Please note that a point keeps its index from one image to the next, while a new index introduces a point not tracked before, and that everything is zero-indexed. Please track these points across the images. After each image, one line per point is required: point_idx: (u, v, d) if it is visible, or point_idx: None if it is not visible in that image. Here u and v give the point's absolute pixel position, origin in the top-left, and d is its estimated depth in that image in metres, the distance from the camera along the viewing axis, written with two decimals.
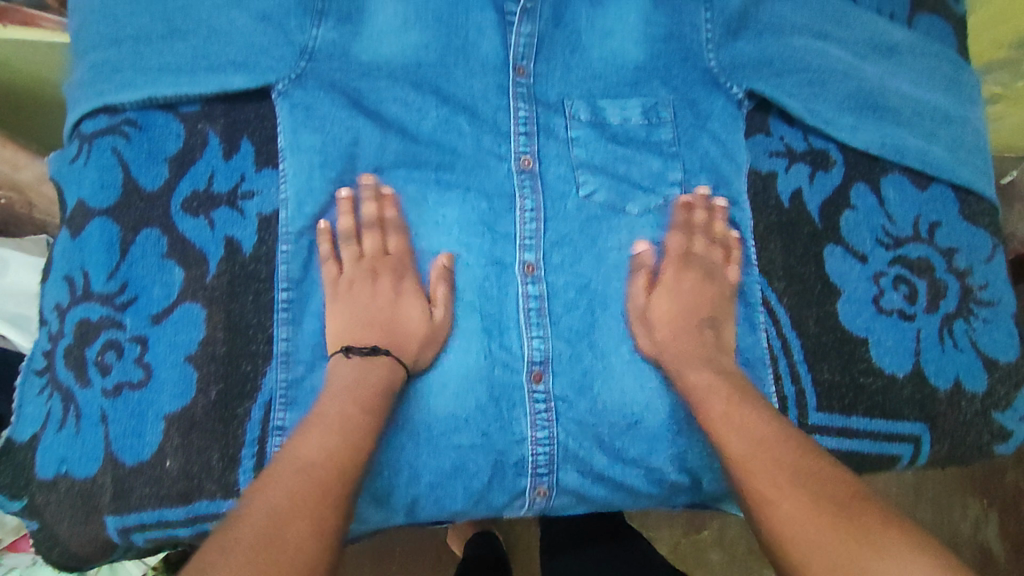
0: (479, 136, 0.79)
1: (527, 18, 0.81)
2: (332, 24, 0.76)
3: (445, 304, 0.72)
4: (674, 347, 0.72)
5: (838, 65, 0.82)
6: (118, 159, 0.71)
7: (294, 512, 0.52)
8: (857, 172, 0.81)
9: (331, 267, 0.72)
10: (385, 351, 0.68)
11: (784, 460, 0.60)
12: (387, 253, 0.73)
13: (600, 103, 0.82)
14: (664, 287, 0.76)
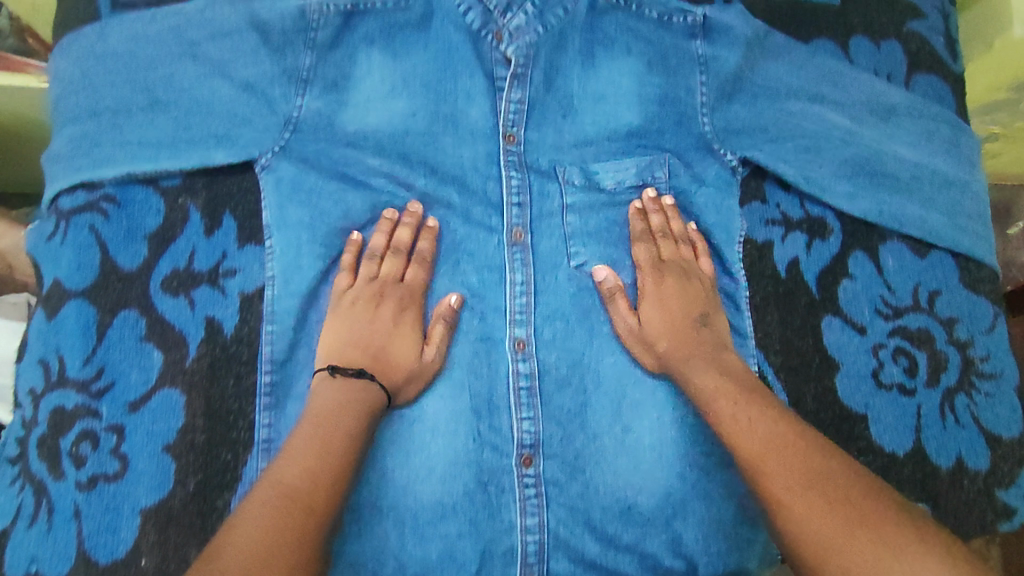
0: (468, 208, 0.79)
1: (516, 83, 0.80)
2: (318, 93, 0.76)
3: (439, 344, 0.72)
4: (679, 338, 0.72)
5: (835, 131, 0.80)
6: (95, 238, 0.69)
7: (269, 544, 0.52)
8: (855, 239, 0.80)
9: (342, 278, 0.74)
10: (371, 375, 0.67)
11: (796, 466, 0.58)
12: (367, 280, 0.74)
13: (593, 165, 0.81)
14: (649, 296, 0.75)
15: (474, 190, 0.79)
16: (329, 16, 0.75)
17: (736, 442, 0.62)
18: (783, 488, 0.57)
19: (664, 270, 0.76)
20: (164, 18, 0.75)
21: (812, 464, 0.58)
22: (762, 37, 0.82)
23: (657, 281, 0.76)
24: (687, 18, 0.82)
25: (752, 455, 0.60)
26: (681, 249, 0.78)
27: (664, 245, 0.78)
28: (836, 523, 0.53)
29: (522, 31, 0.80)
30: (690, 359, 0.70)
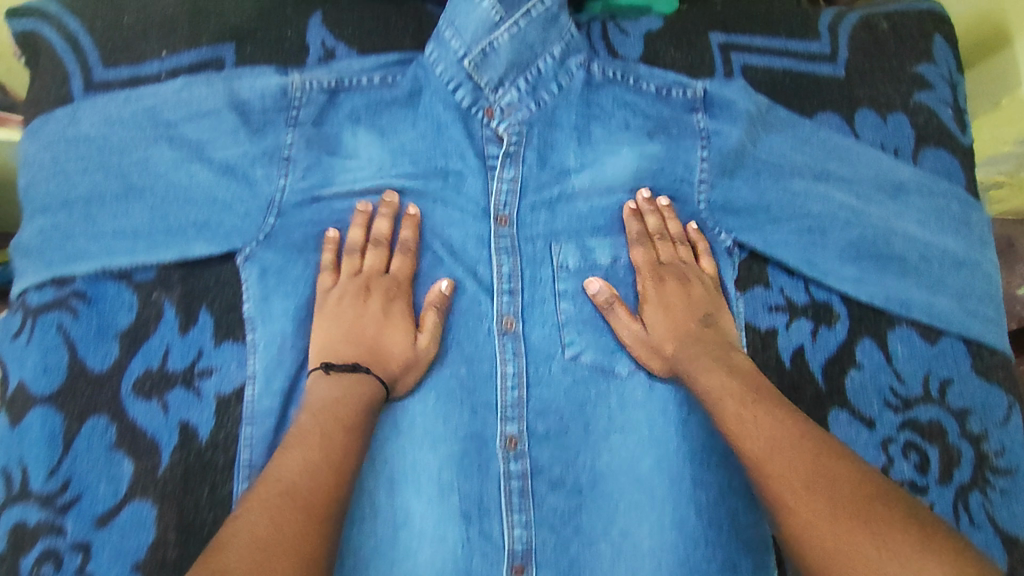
0: (459, 292, 0.76)
1: (508, 161, 0.77)
2: (301, 174, 0.73)
3: (432, 333, 0.72)
4: (685, 340, 0.73)
5: (841, 211, 0.77)
6: (64, 338, 0.66)
7: (277, 541, 0.53)
8: (862, 325, 0.77)
9: (326, 278, 0.72)
10: (367, 368, 0.67)
11: (804, 462, 0.57)
12: (350, 276, 0.73)
13: (589, 242, 0.78)
14: (651, 301, 0.76)
15: (463, 276, 0.76)
16: (312, 92, 0.74)
17: (741, 443, 0.61)
18: (790, 486, 0.56)
19: (663, 272, 0.77)
20: (139, 99, 0.72)
21: (820, 459, 0.56)
22: (764, 112, 0.79)
23: (658, 284, 0.76)
24: (686, 93, 0.79)
25: (757, 455, 0.59)
26: (679, 250, 0.78)
27: (661, 248, 0.77)
28: (846, 517, 0.52)
29: (514, 108, 0.77)
30: (694, 360, 0.71)
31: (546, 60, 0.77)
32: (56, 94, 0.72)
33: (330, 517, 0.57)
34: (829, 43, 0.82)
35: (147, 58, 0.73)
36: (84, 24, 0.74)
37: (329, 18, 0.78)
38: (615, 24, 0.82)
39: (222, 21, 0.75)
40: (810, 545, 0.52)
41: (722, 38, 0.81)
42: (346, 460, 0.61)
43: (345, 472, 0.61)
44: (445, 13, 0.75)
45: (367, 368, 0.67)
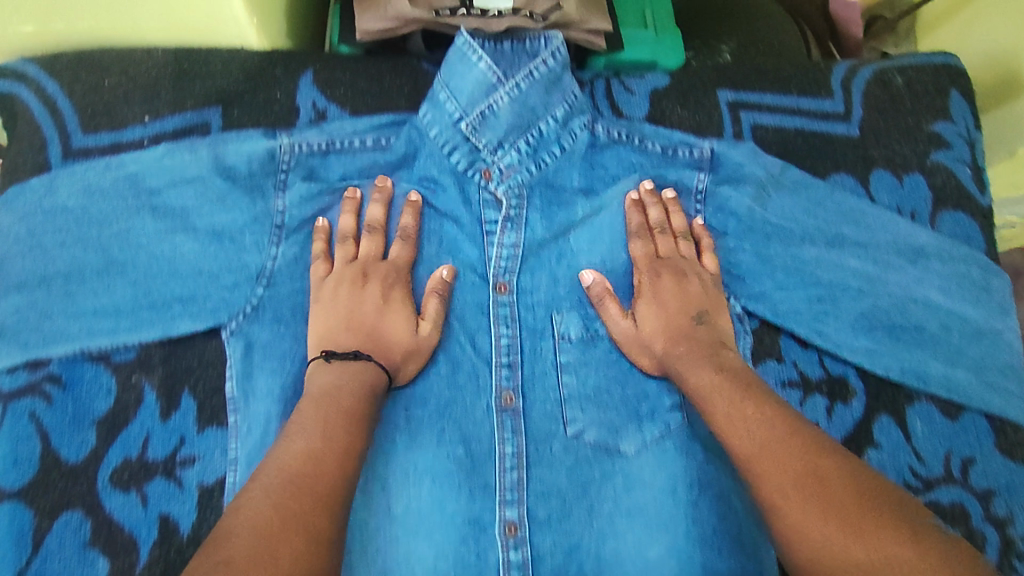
0: (457, 363, 0.71)
1: (509, 226, 0.73)
2: (292, 240, 0.70)
3: (434, 319, 0.70)
4: (676, 338, 0.69)
5: (854, 279, 0.73)
6: (36, 427, 0.64)
7: (286, 527, 0.49)
8: (880, 402, 0.73)
9: (320, 267, 0.69)
10: (368, 356, 0.64)
11: (795, 463, 0.55)
12: (345, 264, 0.70)
13: (592, 309, 0.74)
14: (647, 296, 0.72)
15: (458, 345, 0.72)
16: (300, 157, 0.70)
17: (730, 442, 0.60)
18: (781, 488, 0.54)
19: (660, 267, 0.72)
20: (121, 167, 0.68)
21: (809, 458, 0.55)
22: (777, 174, 0.75)
23: (654, 279, 0.72)
24: (693, 152, 0.75)
25: (747, 455, 0.58)
26: (680, 245, 0.74)
27: (662, 242, 0.74)
28: (836, 521, 0.51)
29: (513, 171, 0.73)
30: (684, 358, 0.67)
31: (547, 122, 0.72)
32: (33, 162, 0.69)
33: (337, 500, 0.54)
34: (842, 101, 0.79)
35: (129, 124, 0.70)
36: (63, 87, 0.70)
37: (321, 77, 0.74)
38: (619, 80, 0.79)
39: (207, 84, 0.71)
40: (801, 549, 0.51)
41: (731, 95, 0.78)
42: (350, 442, 0.58)
43: (350, 455, 0.57)
44: (438, 74, 0.71)
45: (369, 356, 0.65)
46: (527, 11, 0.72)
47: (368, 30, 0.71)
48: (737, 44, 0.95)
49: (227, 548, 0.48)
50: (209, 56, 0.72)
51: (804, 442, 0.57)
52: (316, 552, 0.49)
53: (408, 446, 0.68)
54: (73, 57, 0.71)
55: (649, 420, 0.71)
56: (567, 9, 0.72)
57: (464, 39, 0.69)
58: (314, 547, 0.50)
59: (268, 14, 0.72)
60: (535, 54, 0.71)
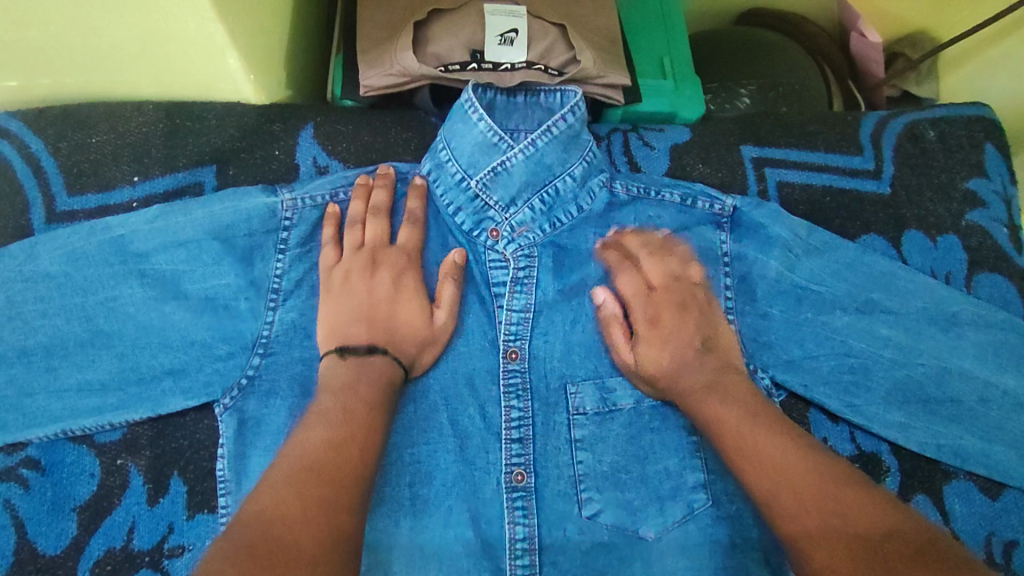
0: (467, 433, 0.64)
1: (518, 289, 0.67)
2: (290, 304, 0.63)
3: (450, 307, 0.64)
4: (682, 368, 0.62)
5: (886, 350, 0.68)
6: (11, 517, 0.59)
7: (306, 515, 0.46)
8: (915, 480, 0.69)
9: (329, 254, 0.64)
10: (385, 351, 0.59)
11: (818, 499, 0.51)
12: (353, 250, 0.64)
13: (609, 381, 0.66)
14: (652, 334, 0.64)
15: (468, 415, 0.64)
16: (303, 211, 0.65)
17: (747, 473, 0.55)
18: (808, 527, 0.51)
19: (658, 302, 0.66)
20: (107, 229, 0.62)
21: (830, 493, 0.52)
22: (805, 236, 0.70)
23: (651, 317, 0.65)
24: (714, 206, 0.71)
25: (766, 488, 0.54)
26: (669, 264, 0.68)
27: (656, 265, 0.67)
28: (861, 557, 0.47)
29: (526, 230, 0.67)
30: (694, 390, 0.61)
31: (565, 179, 0.67)
32: (14, 225, 0.66)
33: (356, 490, 0.49)
34: (872, 157, 0.75)
35: (116, 184, 0.67)
36: (48, 144, 0.67)
37: (321, 131, 0.70)
38: (637, 133, 0.75)
39: (200, 142, 0.68)
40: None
41: (755, 151, 0.74)
42: (370, 433, 0.53)
43: (369, 445, 0.52)
44: (441, 131, 0.67)
45: (386, 350, 0.59)
46: (541, 65, 0.69)
47: (373, 85, 0.67)
48: (758, 87, 0.92)
49: (242, 533, 0.44)
50: (203, 110, 0.68)
51: (822, 474, 0.53)
52: (334, 546, 0.45)
53: (413, 528, 0.61)
54: (60, 112, 0.67)
55: (671, 499, 0.64)
56: (585, 64, 0.68)
57: (468, 95, 0.65)
58: (334, 540, 0.46)
59: (267, 67, 0.67)
60: (551, 108, 0.67)
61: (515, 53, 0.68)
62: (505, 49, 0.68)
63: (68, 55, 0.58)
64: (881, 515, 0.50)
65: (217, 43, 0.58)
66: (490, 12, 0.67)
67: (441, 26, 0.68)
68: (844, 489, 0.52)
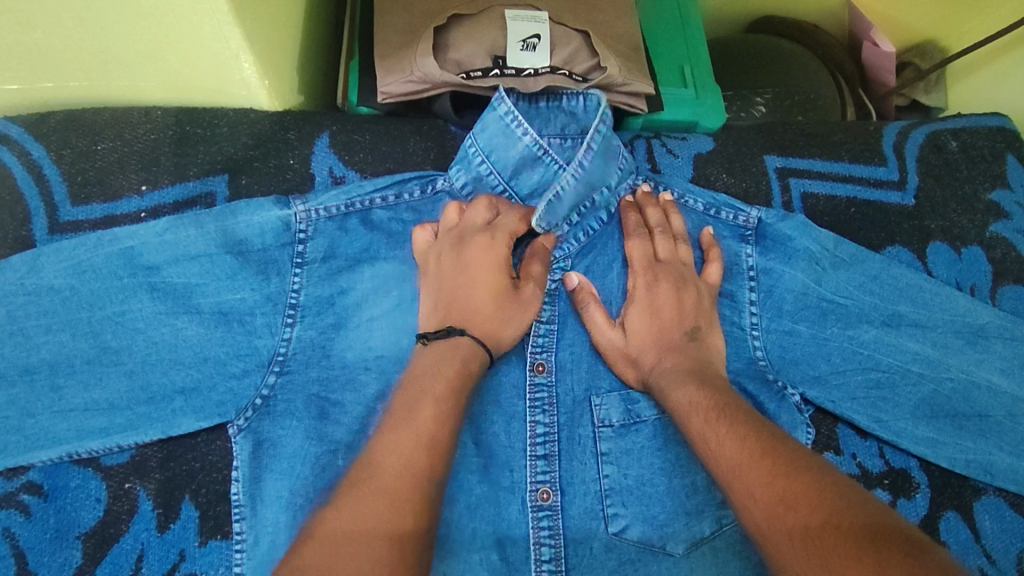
0: (492, 451, 0.61)
1: (548, 298, 0.65)
2: (309, 320, 0.61)
3: (537, 283, 0.62)
4: (664, 351, 0.60)
5: (914, 364, 0.66)
6: (10, 546, 0.55)
7: (369, 529, 0.43)
8: (945, 496, 0.67)
9: (422, 232, 0.63)
10: (463, 330, 0.57)
11: (763, 489, 0.46)
12: (446, 231, 0.63)
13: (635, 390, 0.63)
14: (637, 302, 0.63)
15: (492, 432, 0.62)
16: (318, 222, 0.62)
17: (707, 467, 0.51)
18: (755, 520, 0.45)
19: (659, 272, 0.63)
20: (115, 240, 0.60)
21: (777, 483, 0.45)
22: (832, 248, 0.69)
23: (650, 284, 0.63)
24: (738, 217, 0.69)
25: (721, 480, 0.49)
26: (681, 249, 0.66)
27: (662, 242, 0.65)
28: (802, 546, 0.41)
29: (561, 240, 0.66)
30: (670, 371, 0.58)
31: (602, 191, 0.67)
32: (14, 236, 0.63)
33: (422, 496, 0.46)
34: (897, 168, 0.74)
35: (124, 194, 0.64)
36: (51, 152, 0.64)
37: (338, 140, 0.68)
38: (660, 141, 0.74)
39: (212, 150, 0.65)
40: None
41: (779, 161, 0.73)
42: (435, 426, 0.49)
43: (436, 440, 0.49)
44: (471, 137, 0.64)
45: (465, 331, 0.57)
46: (566, 70, 0.67)
47: (391, 92, 0.65)
48: (773, 96, 0.91)
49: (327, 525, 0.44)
50: (213, 116, 0.65)
51: (776, 461, 0.47)
52: (394, 559, 0.43)
53: (436, 554, 0.57)
54: (63, 117, 0.64)
55: (698, 516, 0.59)
56: (610, 71, 0.67)
57: (507, 108, 0.63)
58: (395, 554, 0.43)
59: (281, 73, 0.65)
60: (574, 111, 0.67)
61: (537, 58, 0.66)
62: (527, 54, 0.66)
63: (72, 58, 0.55)
64: (832, 507, 0.43)
65: (232, 47, 0.55)
66: (511, 17, 0.65)
67: (462, 32, 0.66)
68: (798, 477, 0.45)
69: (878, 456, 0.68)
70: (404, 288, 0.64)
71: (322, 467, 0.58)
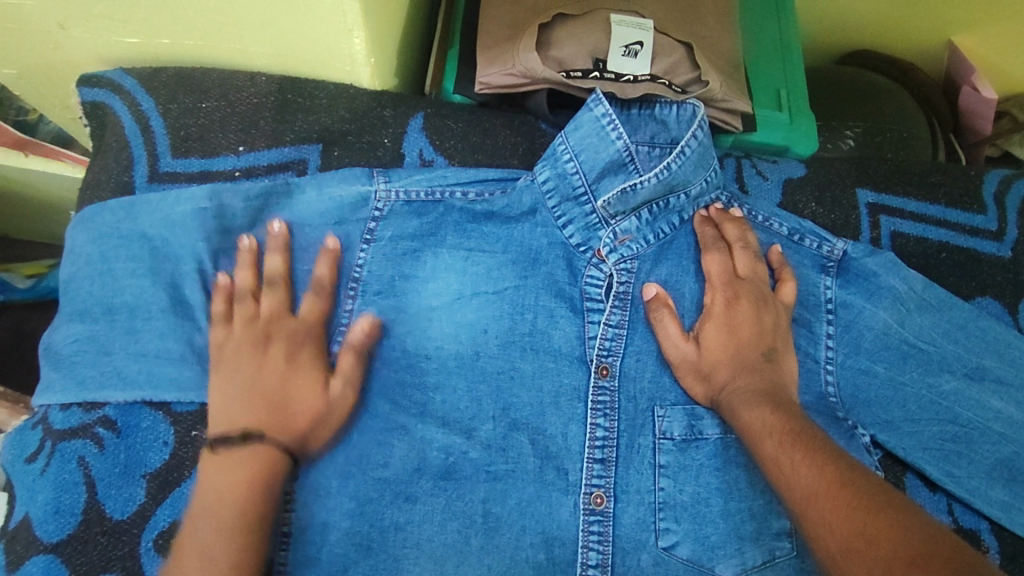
0: (549, 449, 0.60)
1: (618, 304, 0.63)
2: (370, 296, 0.61)
3: (349, 378, 0.57)
4: (739, 370, 0.59)
5: (996, 423, 0.63)
6: (83, 474, 0.57)
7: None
8: (1016, 566, 0.63)
9: (218, 332, 0.58)
10: (259, 440, 0.52)
11: (840, 521, 0.44)
12: (245, 325, 0.57)
13: (699, 407, 0.61)
14: (715, 320, 0.61)
15: (551, 433, 0.60)
16: (394, 203, 0.63)
17: (783, 495, 0.50)
18: (830, 552, 0.44)
19: (739, 289, 0.62)
20: (193, 198, 0.60)
21: (856, 516, 0.44)
22: (919, 290, 0.66)
23: (729, 301, 0.62)
24: (822, 247, 0.67)
25: (797, 509, 0.48)
26: (759, 266, 0.64)
27: (741, 258, 0.63)
28: None
29: (629, 239, 0.64)
30: (742, 392, 0.57)
31: (679, 195, 0.65)
32: (116, 181, 0.66)
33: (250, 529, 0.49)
34: (996, 218, 0.71)
35: (221, 152, 0.66)
36: (159, 104, 0.66)
37: (430, 124, 0.69)
38: (751, 163, 0.73)
39: (310, 119, 0.67)
40: None
41: (872, 197, 0.71)
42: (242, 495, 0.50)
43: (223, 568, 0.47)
44: (562, 132, 0.63)
45: (263, 434, 0.53)
46: (665, 80, 0.67)
47: (490, 82, 0.66)
48: (863, 131, 0.88)
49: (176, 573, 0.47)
50: (315, 87, 0.67)
51: (855, 494, 0.46)
52: None
53: (485, 547, 0.57)
54: (173, 73, 0.66)
55: (751, 542, 0.57)
56: (712, 85, 0.66)
57: (604, 110, 0.62)
58: None
59: (385, 54, 0.66)
60: (666, 120, 0.66)
61: (638, 65, 0.66)
62: (628, 60, 0.65)
63: (194, 16, 0.58)
64: (914, 547, 0.40)
65: (348, 22, 0.56)
66: (616, 22, 0.65)
67: (565, 31, 0.66)
68: (876, 513, 0.44)
69: (949, 513, 0.64)
70: (466, 278, 0.62)
71: (381, 442, 0.58)
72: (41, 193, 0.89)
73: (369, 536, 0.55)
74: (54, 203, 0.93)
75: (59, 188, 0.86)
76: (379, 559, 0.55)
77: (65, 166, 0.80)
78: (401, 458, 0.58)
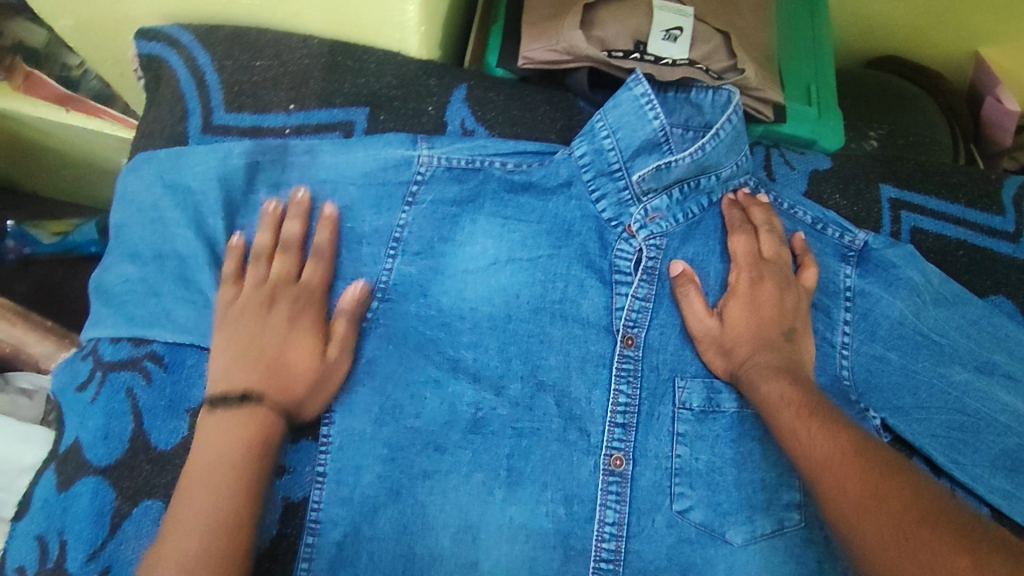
0: (573, 411, 0.62)
1: (646, 278, 0.65)
2: (410, 256, 0.63)
3: (344, 343, 0.59)
4: (760, 346, 0.61)
5: (1003, 415, 0.65)
6: (131, 404, 0.59)
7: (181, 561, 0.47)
8: None
9: (226, 291, 0.60)
10: (256, 401, 0.54)
11: (855, 484, 0.47)
12: (254, 286, 0.60)
13: (719, 382, 0.63)
14: (739, 298, 0.63)
15: (575, 396, 0.62)
16: (436, 169, 0.65)
17: (797, 462, 0.52)
18: (843, 512, 0.46)
19: (763, 270, 0.64)
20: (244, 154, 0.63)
21: (870, 479, 0.46)
22: (936, 284, 0.68)
23: (754, 280, 0.64)
24: (844, 236, 0.69)
25: (811, 475, 0.50)
26: (784, 251, 0.66)
27: (768, 242, 0.66)
28: (897, 542, 0.42)
29: (659, 217, 0.66)
30: (762, 367, 0.59)
31: (710, 176, 0.68)
32: (171, 131, 0.69)
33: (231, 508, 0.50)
34: (1014, 219, 0.74)
35: (272, 109, 0.69)
36: (214, 59, 0.68)
37: (472, 95, 0.71)
38: (779, 153, 0.75)
39: (358, 83, 0.69)
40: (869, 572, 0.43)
41: (894, 192, 0.74)
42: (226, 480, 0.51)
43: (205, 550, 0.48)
44: (600, 109, 0.66)
45: (261, 397, 0.55)
46: (703, 65, 0.69)
47: (534, 57, 0.68)
48: (886, 133, 0.91)
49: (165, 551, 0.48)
50: (365, 52, 0.69)
51: (869, 460, 0.48)
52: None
53: (507, 498, 0.59)
54: (229, 32, 0.69)
55: (762, 511, 0.60)
56: (747, 74, 0.69)
57: (644, 90, 0.65)
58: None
59: (434, 25, 0.69)
60: (700, 104, 0.68)
61: (677, 50, 0.68)
62: (667, 45, 0.68)
63: None
64: (925, 508, 0.43)
65: None
66: (658, 7, 0.68)
67: (609, 12, 0.68)
68: (889, 478, 0.46)
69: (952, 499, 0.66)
70: (500, 244, 0.65)
71: (414, 395, 0.60)
72: (78, 149, 0.92)
73: (398, 481, 0.58)
74: (90, 161, 0.96)
75: (97, 145, 0.89)
76: (406, 503, 0.58)
77: (107, 123, 0.83)
78: (432, 410, 0.60)
